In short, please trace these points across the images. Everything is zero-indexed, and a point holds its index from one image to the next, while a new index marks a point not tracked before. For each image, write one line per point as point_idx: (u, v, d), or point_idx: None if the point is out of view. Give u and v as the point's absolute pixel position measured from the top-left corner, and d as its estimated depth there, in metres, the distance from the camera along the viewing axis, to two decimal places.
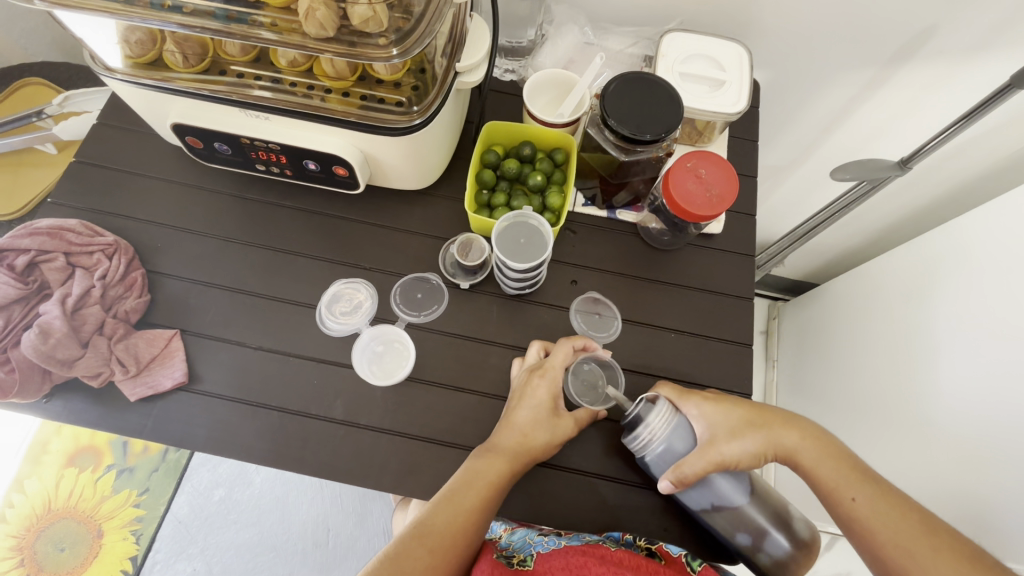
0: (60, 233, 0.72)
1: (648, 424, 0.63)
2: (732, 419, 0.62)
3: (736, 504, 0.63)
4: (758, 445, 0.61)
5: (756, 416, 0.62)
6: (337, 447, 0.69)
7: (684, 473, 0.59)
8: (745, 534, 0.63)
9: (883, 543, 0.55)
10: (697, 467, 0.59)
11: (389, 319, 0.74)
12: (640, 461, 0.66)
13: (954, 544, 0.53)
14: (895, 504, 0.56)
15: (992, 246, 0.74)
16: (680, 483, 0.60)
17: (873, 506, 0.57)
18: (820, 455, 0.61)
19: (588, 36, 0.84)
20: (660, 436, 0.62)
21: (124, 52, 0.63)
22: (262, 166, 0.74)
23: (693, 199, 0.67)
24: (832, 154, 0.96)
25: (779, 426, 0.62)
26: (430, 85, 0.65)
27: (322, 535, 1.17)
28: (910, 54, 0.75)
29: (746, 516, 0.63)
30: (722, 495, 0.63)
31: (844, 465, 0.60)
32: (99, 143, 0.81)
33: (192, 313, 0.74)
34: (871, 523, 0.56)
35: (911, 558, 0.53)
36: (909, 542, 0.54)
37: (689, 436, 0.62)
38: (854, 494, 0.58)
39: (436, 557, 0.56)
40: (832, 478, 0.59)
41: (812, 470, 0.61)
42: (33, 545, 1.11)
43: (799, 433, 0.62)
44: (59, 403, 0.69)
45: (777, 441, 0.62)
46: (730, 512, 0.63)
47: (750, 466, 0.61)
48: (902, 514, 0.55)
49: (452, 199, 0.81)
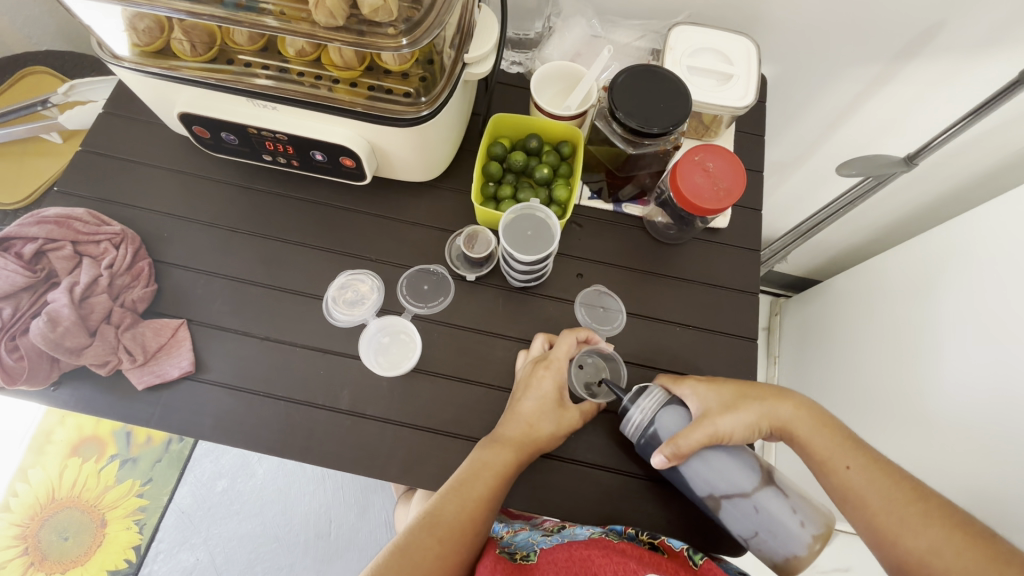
0: (67, 222, 0.72)
1: (640, 404, 0.63)
2: (725, 394, 0.62)
3: (739, 489, 0.59)
4: (752, 417, 0.60)
5: (750, 390, 0.62)
6: (343, 437, 0.69)
7: (683, 444, 0.58)
8: (752, 522, 0.59)
9: (876, 510, 0.55)
10: (692, 439, 0.58)
11: (395, 311, 0.75)
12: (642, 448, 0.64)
13: (944, 510, 0.53)
14: (888, 473, 0.56)
15: (998, 244, 0.74)
16: (678, 455, 0.58)
17: (867, 475, 0.57)
18: (815, 425, 0.60)
19: (595, 28, 0.84)
20: (652, 414, 0.62)
21: (132, 40, 0.63)
22: (269, 156, 0.74)
23: (702, 194, 0.67)
24: (838, 149, 0.96)
25: (774, 399, 0.62)
26: (438, 76, 0.64)
27: (324, 527, 1.17)
28: (919, 50, 0.75)
29: (751, 503, 0.58)
30: (722, 477, 0.59)
31: (838, 435, 0.59)
32: (106, 132, 0.81)
33: (198, 303, 0.74)
34: (864, 491, 0.56)
35: (904, 524, 0.53)
36: (901, 509, 0.54)
37: (685, 413, 0.62)
38: (848, 463, 0.58)
39: (445, 546, 0.56)
40: (826, 448, 0.59)
41: (807, 440, 0.60)
42: (37, 534, 1.12)
43: (795, 404, 0.61)
44: (67, 392, 0.69)
45: (772, 413, 0.61)
46: (733, 498, 0.59)
47: (746, 439, 0.61)
48: (894, 482, 0.56)
49: (459, 191, 0.81)
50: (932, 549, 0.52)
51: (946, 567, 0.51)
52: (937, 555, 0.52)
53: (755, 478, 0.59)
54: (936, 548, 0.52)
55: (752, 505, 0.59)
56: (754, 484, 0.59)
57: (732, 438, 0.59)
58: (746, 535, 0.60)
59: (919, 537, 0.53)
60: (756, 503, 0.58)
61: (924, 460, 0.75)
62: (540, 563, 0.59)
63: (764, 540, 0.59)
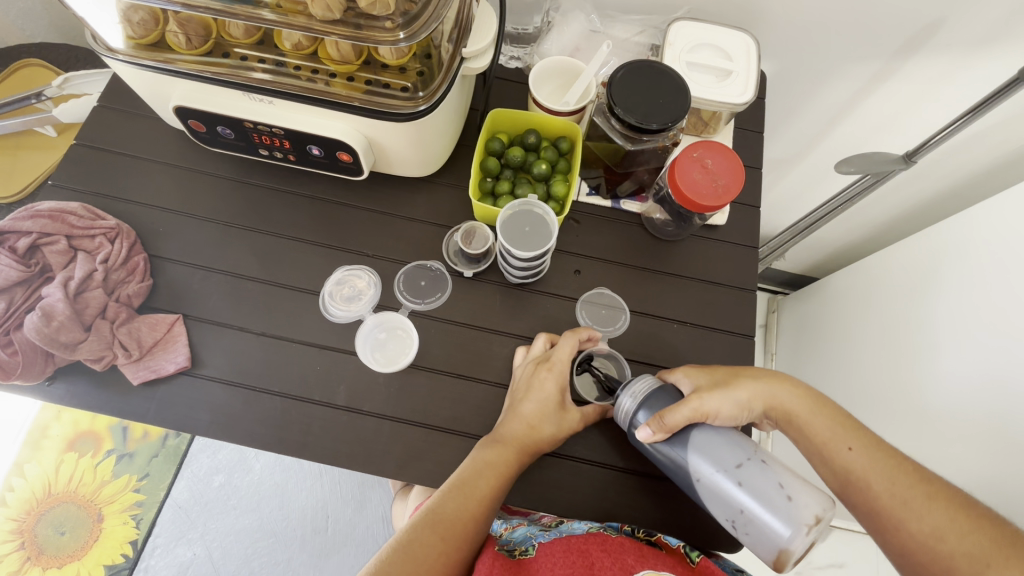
0: (61, 216, 0.71)
1: (631, 388, 0.63)
2: (715, 375, 0.62)
3: (721, 463, 0.56)
4: (744, 393, 0.60)
5: (741, 371, 0.63)
6: (339, 433, 0.69)
7: (670, 416, 0.58)
8: (736, 498, 0.54)
9: (880, 492, 0.54)
10: (679, 411, 0.58)
11: (392, 307, 0.74)
12: (633, 436, 0.63)
13: (947, 493, 0.53)
14: (889, 455, 0.56)
15: (996, 242, 0.74)
16: (665, 428, 0.58)
17: (869, 457, 0.56)
18: (813, 407, 0.60)
19: (594, 23, 0.83)
20: (641, 398, 0.62)
21: (126, 32, 0.62)
22: (265, 150, 0.73)
23: (701, 191, 0.67)
24: (837, 146, 0.96)
25: (768, 378, 0.62)
26: (435, 70, 0.64)
27: (322, 522, 1.17)
28: (919, 46, 0.75)
29: (733, 477, 0.55)
30: (704, 451, 0.57)
31: (837, 417, 0.59)
32: (100, 126, 0.80)
33: (194, 298, 0.74)
34: (867, 473, 0.55)
35: (907, 506, 0.53)
36: (905, 491, 0.53)
37: (674, 394, 0.62)
38: (850, 444, 0.57)
39: (448, 544, 0.56)
40: (826, 430, 0.58)
41: (806, 422, 0.59)
42: (34, 529, 1.11)
43: (789, 386, 0.61)
44: (62, 386, 0.68)
45: (765, 392, 0.61)
46: (715, 473, 0.56)
47: (737, 418, 0.60)
48: (897, 464, 0.55)
49: (456, 187, 0.81)
50: (935, 532, 0.51)
51: (950, 551, 0.50)
52: (941, 539, 0.51)
53: (739, 453, 0.56)
54: (939, 531, 0.51)
55: (734, 480, 0.55)
56: (738, 459, 0.56)
57: (722, 414, 0.59)
58: (734, 518, 0.55)
59: (922, 519, 0.52)
60: (740, 478, 0.55)
61: (920, 458, 0.76)
62: (538, 558, 0.59)
63: (750, 518, 0.53)
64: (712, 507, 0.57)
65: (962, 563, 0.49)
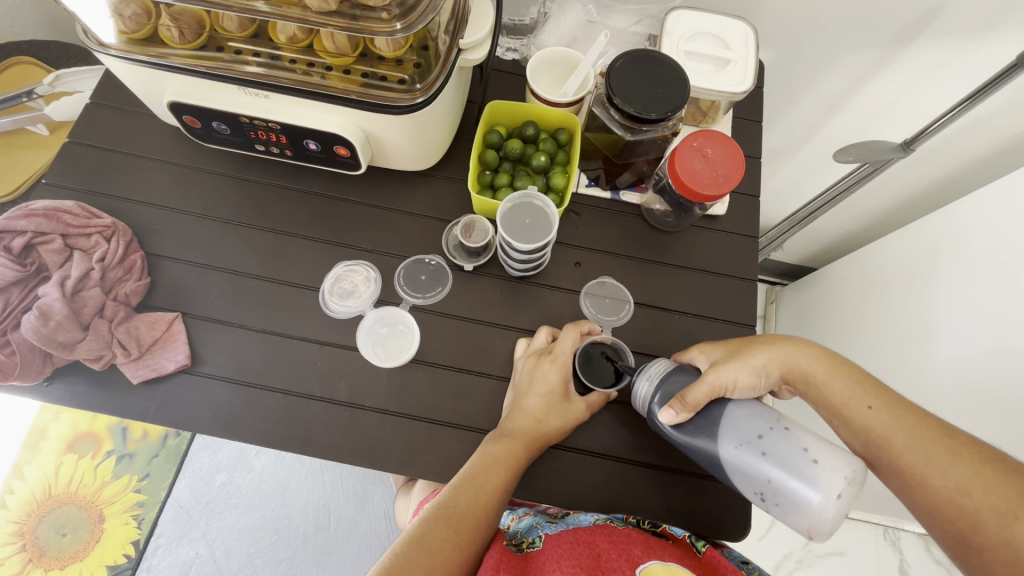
0: (56, 215, 0.70)
1: (648, 370, 0.64)
2: (729, 346, 0.62)
3: (743, 435, 0.56)
4: (760, 360, 0.60)
5: (754, 339, 0.62)
6: (340, 430, 0.69)
7: (691, 394, 0.57)
8: (762, 470, 0.54)
9: (901, 451, 0.54)
10: (700, 390, 0.57)
11: (392, 301, 0.74)
12: (651, 421, 0.64)
13: (972, 446, 0.53)
14: (911, 413, 0.55)
15: (995, 230, 0.73)
16: (689, 408, 0.57)
17: (889, 415, 0.56)
18: (831, 366, 0.59)
19: (591, 14, 0.83)
20: (658, 378, 0.62)
21: (118, 26, 0.61)
22: (262, 146, 0.72)
23: (701, 180, 0.66)
24: (836, 135, 0.95)
25: (783, 342, 0.61)
26: (433, 63, 0.63)
27: (324, 519, 1.17)
28: (917, 32, 0.74)
29: (756, 449, 0.55)
30: (725, 426, 0.57)
31: (856, 376, 0.59)
32: (94, 124, 0.79)
33: (193, 296, 0.73)
34: (887, 430, 0.55)
35: (931, 463, 0.53)
36: (927, 447, 0.53)
37: (691, 372, 0.62)
38: (869, 403, 0.57)
39: (461, 535, 0.56)
40: (844, 389, 0.58)
41: (825, 382, 0.59)
42: (34, 531, 1.11)
43: (804, 347, 0.61)
44: (61, 387, 0.68)
45: (781, 356, 0.60)
46: (737, 447, 0.56)
47: (756, 386, 0.60)
48: (918, 421, 0.55)
49: (455, 180, 0.80)
50: (960, 488, 0.51)
51: (976, 506, 0.50)
52: (966, 493, 0.51)
53: (761, 424, 0.56)
54: (965, 487, 0.51)
55: (757, 451, 0.55)
56: (762, 429, 0.56)
57: (740, 384, 0.58)
58: (762, 490, 0.55)
59: (946, 475, 0.52)
60: (763, 448, 0.55)
61: None
62: (544, 550, 0.59)
63: (778, 488, 0.53)
64: (740, 483, 0.57)
65: (989, 517, 0.50)
